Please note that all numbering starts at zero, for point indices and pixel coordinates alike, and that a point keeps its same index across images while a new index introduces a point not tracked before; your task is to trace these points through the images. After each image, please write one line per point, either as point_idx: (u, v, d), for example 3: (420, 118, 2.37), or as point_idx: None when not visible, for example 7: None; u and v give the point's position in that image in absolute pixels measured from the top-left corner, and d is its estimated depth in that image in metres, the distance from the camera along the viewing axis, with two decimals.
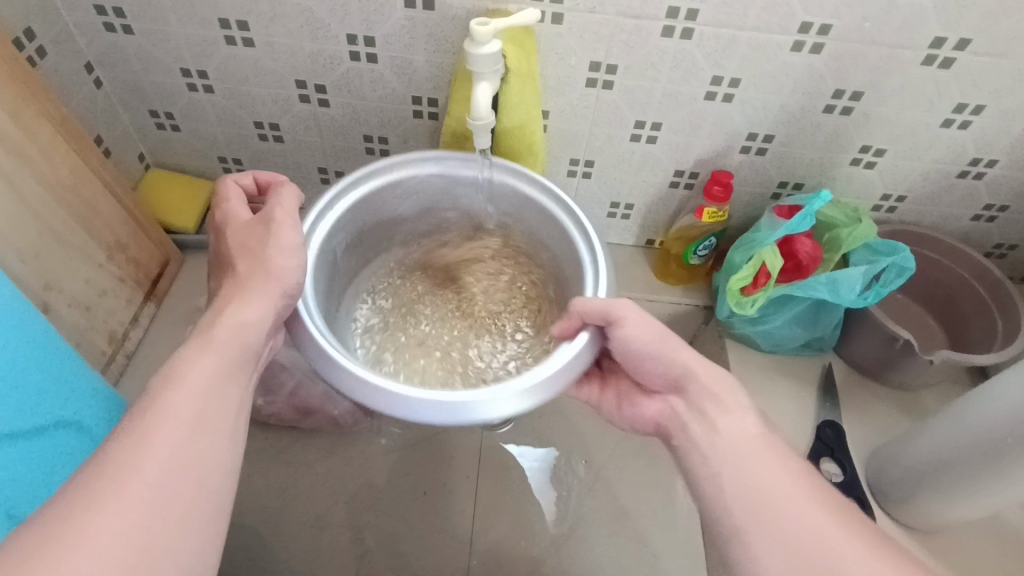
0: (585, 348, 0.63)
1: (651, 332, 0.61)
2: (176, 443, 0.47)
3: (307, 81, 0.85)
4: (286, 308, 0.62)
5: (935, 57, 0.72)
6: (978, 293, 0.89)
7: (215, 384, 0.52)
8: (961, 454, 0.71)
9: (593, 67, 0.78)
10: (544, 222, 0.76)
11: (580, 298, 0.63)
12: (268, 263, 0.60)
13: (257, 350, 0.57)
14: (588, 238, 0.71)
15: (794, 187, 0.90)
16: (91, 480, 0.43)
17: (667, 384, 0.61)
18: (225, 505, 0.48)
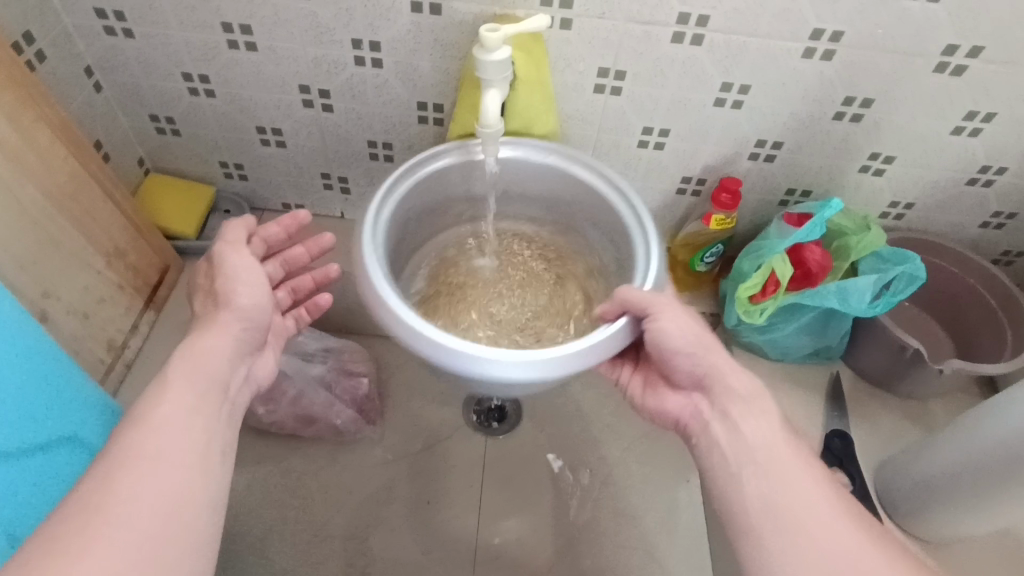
0: (621, 333, 0.62)
1: (686, 327, 0.61)
2: (147, 481, 0.46)
3: (310, 86, 0.84)
4: (251, 338, 0.61)
5: (947, 64, 0.71)
6: (986, 302, 0.89)
7: (182, 418, 0.51)
8: (973, 467, 0.70)
9: (601, 73, 0.77)
10: (588, 201, 0.76)
11: (628, 286, 0.63)
12: (231, 296, 0.60)
13: (225, 380, 0.56)
14: (636, 215, 0.71)
15: (802, 195, 0.90)
16: (63, 527, 0.43)
17: (693, 381, 0.61)
18: (209, 539, 0.48)
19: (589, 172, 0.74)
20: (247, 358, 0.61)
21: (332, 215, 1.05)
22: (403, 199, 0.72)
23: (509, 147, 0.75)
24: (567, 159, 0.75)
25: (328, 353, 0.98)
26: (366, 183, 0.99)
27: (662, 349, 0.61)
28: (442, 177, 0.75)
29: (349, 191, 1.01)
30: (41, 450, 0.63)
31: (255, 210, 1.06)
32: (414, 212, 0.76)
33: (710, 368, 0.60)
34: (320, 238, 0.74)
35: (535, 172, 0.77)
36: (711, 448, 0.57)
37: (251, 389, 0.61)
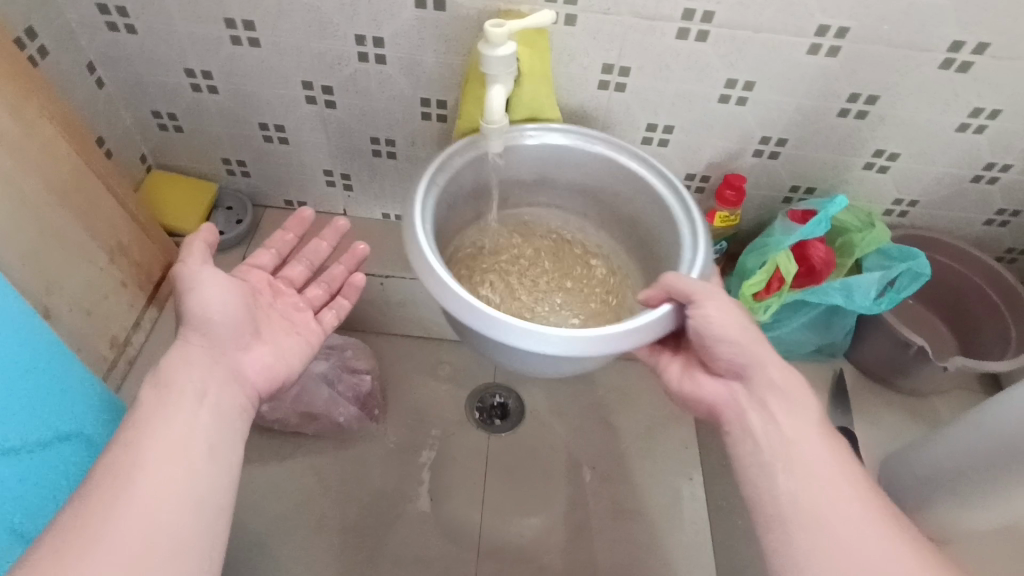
0: (663, 320, 0.61)
1: (730, 317, 0.59)
2: (119, 500, 0.46)
3: (313, 82, 0.84)
4: (234, 342, 0.59)
5: (953, 60, 0.71)
6: (990, 299, 0.89)
7: (153, 435, 0.50)
8: (977, 462, 0.70)
9: (605, 69, 0.76)
10: (622, 186, 0.76)
11: (672, 273, 0.61)
12: (189, 303, 0.57)
13: (199, 386, 0.54)
14: (682, 200, 0.71)
15: (806, 191, 0.89)
16: (66, 540, 0.44)
17: (731, 370, 0.61)
18: (196, 543, 0.47)
19: (642, 165, 0.74)
20: (229, 357, 0.59)
21: (334, 212, 1.05)
22: (447, 181, 0.70)
23: (554, 133, 0.75)
24: (613, 147, 0.74)
25: (331, 350, 0.99)
26: (369, 180, 0.99)
27: (708, 337, 0.60)
28: (478, 165, 0.74)
29: (352, 188, 1.01)
30: (46, 445, 0.63)
31: (258, 206, 1.06)
32: (454, 196, 0.74)
33: (755, 358, 0.59)
34: (338, 226, 0.74)
35: (582, 159, 0.76)
36: (744, 437, 0.58)
37: (244, 386, 0.58)
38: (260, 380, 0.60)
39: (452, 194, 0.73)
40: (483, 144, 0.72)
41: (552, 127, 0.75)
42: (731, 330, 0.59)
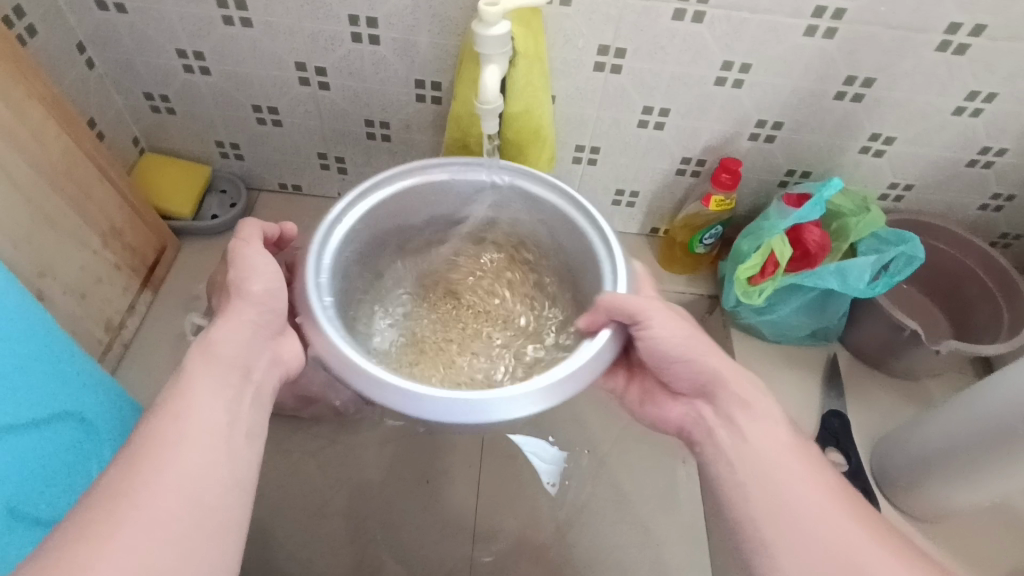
0: (606, 348, 0.62)
1: (677, 332, 0.61)
2: (161, 464, 0.46)
3: (306, 63, 0.83)
4: (271, 329, 0.59)
5: (949, 42, 0.71)
6: (983, 283, 0.89)
7: (202, 403, 0.51)
8: (968, 443, 0.70)
9: (601, 50, 0.76)
10: (561, 227, 0.73)
11: (610, 292, 0.63)
12: (243, 285, 0.58)
13: (244, 365, 0.55)
14: (607, 239, 0.68)
15: (802, 175, 0.89)
16: (104, 496, 0.44)
17: (694, 388, 0.62)
18: (230, 518, 0.48)
19: (571, 204, 0.71)
20: (271, 341, 0.59)
21: (329, 196, 1.05)
22: (370, 212, 0.70)
23: (506, 172, 0.73)
24: (529, 178, 0.72)
25: None
26: (364, 163, 0.98)
27: (659, 356, 0.62)
28: (417, 194, 0.73)
29: (346, 171, 1.00)
30: (48, 427, 0.63)
31: (253, 190, 1.05)
32: (384, 229, 0.75)
33: (712, 373, 0.60)
34: (290, 264, 0.68)
35: (506, 194, 0.74)
36: (716, 454, 0.58)
37: (280, 371, 0.59)
38: (292, 368, 0.61)
39: (391, 213, 0.74)
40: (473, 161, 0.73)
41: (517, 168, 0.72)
42: (679, 344, 0.61)
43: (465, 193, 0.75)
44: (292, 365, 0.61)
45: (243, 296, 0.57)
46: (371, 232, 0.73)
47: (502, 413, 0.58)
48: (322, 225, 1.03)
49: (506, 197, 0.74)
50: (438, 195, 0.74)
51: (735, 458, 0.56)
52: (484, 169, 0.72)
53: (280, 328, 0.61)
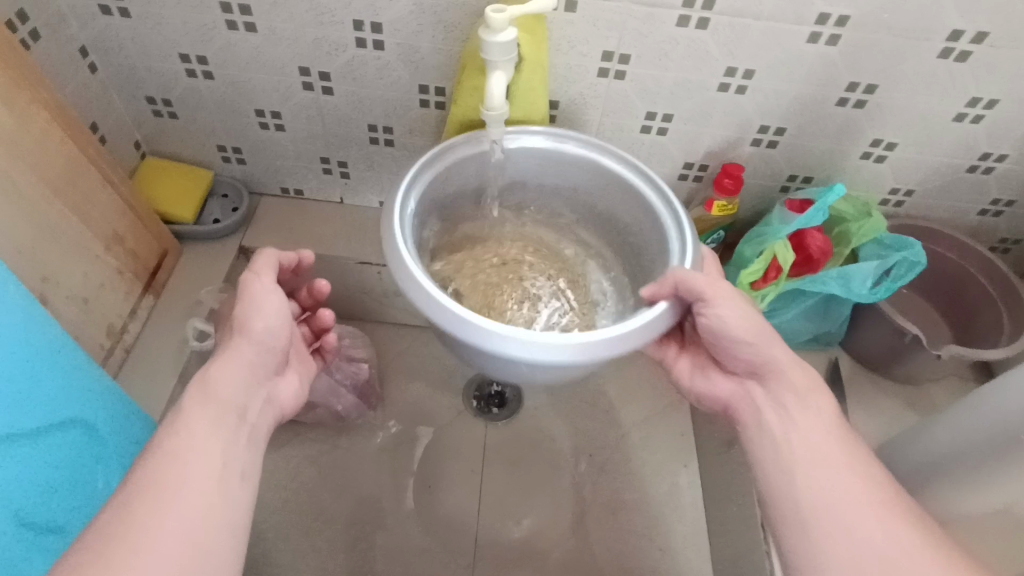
0: (662, 317, 0.61)
1: (743, 318, 0.60)
2: (160, 510, 0.46)
3: (310, 68, 0.83)
4: (266, 370, 0.59)
5: (951, 49, 0.71)
6: (984, 288, 0.90)
7: (203, 445, 0.51)
8: (973, 448, 0.70)
9: (605, 56, 0.76)
10: (622, 200, 0.75)
11: (684, 269, 0.62)
12: (248, 323, 0.57)
13: (243, 405, 0.55)
14: (677, 216, 0.69)
15: (803, 181, 0.90)
16: (103, 544, 0.44)
17: (748, 371, 0.62)
18: (229, 563, 0.48)
19: (622, 165, 0.73)
20: (266, 380, 0.60)
21: (332, 200, 1.05)
22: (432, 183, 0.71)
23: (539, 135, 0.74)
24: (589, 146, 0.74)
25: None
26: (366, 168, 0.98)
27: (723, 336, 0.61)
28: (463, 165, 0.73)
29: (348, 176, 1.00)
30: (56, 434, 0.63)
31: (254, 195, 1.05)
32: (440, 202, 0.75)
33: (773, 359, 0.60)
34: (315, 284, 0.69)
35: (563, 163, 0.75)
36: (762, 436, 0.58)
37: (273, 412, 0.60)
38: (284, 408, 0.62)
39: (458, 174, 0.74)
40: (485, 142, 0.72)
41: (545, 129, 0.74)
42: (746, 322, 0.60)
43: (508, 162, 0.75)
44: (283, 401, 0.62)
45: (246, 335, 0.57)
46: (430, 205, 0.74)
47: (516, 351, 0.58)
48: (324, 229, 1.02)
49: (546, 164, 0.76)
50: (484, 163, 0.75)
51: (786, 446, 0.56)
52: (488, 144, 0.72)
53: (277, 369, 0.61)
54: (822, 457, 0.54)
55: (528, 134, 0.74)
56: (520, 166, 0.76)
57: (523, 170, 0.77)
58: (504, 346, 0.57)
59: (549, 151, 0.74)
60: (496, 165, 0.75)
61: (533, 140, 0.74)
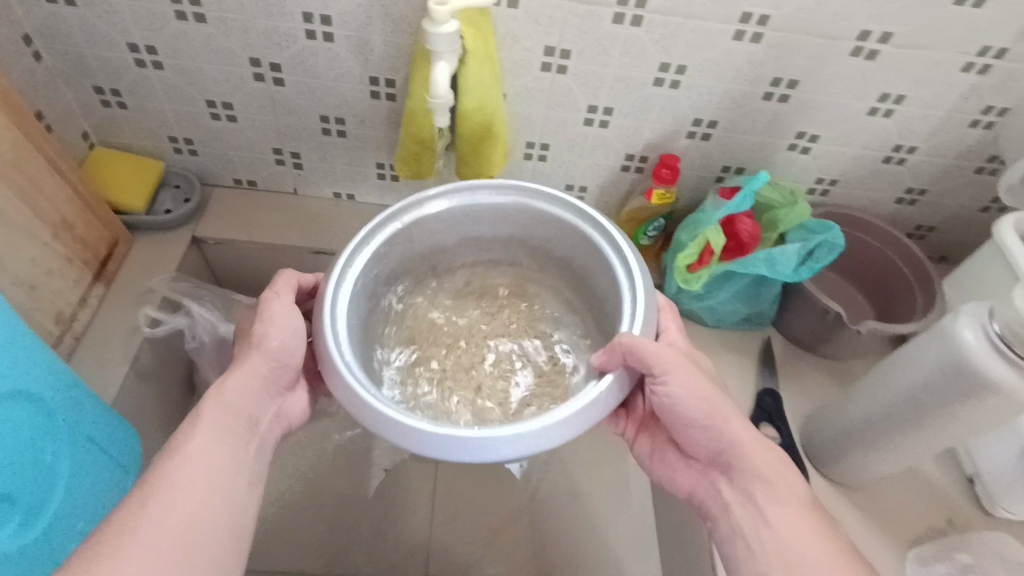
0: (610, 389, 0.63)
1: (696, 392, 0.63)
2: (161, 505, 0.54)
3: (261, 59, 0.85)
4: (278, 380, 0.65)
5: (862, 48, 0.77)
6: (901, 272, 0.96)
7: (211, 445, 0.59)
8: (884, 413, 0.77)
9: (547, 51, 0.80)
10: (571, 242, 0.76)
11: (630, 334, 0.63)
12: (264, 338, 0.63)
13: (249, 414, 0.63)
14: (625, 260, 0.70)
15: (737, 171, 0.95)
16: (106, 532, 0.52)
17: (709, 456, 0.65)
18: (217, 558, 0.55)
19: (571, 213, 0.74)
20: (278, 394, 0.66)
21: (285, 191, 1.06)
22: (378, 253, 0.73)
23: (465, 189, 0.75)
24: (535, 195, 0.75)
25: None
26: (319, 159, 0.99)
27: (679, 415, 0.64)
28: (427, 224, 0.76)
29: (301, 167, 1.01)
30: (9, 408, 0.63)
31: (206, 186, 1.05)
32: (394, 266, 0.77)
33: (730, 440, 0.62)
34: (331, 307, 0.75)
35: (506, 216, 0.77)
36: (729, 527, 0.61)
37: (279, 423, 0.67)
38: (293, 421, 0.69)
39: (410, 237, 0.76)
40: (429, 195, 0.73)
41: (489, 185, 0.74)
42: (695, 400, 0.63)
43: (458, 219, 0.77)
44: (292, 417, 0.69)
45: (259, 353, 0.63)
46: (384, 269, 0.76)
47: (488, 454, 0.58)
48: (277, 220, 1.04)
49: (494, 216, 0.77)
50: (435, 225, 0.76)
51: (747, 531, 0.60)
52: (440, 195, 0.74)
53: (288, 383, 0.67)
54: (773, 518, 0.59)
55: (459, 191, 0.74)
56: (468, 221, 0.78)
57: (478, 221, 0.78)
58: (477, 453, 0.58)
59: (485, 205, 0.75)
60: (447, 223, 0.77)
61: (476, 196, 0.75)
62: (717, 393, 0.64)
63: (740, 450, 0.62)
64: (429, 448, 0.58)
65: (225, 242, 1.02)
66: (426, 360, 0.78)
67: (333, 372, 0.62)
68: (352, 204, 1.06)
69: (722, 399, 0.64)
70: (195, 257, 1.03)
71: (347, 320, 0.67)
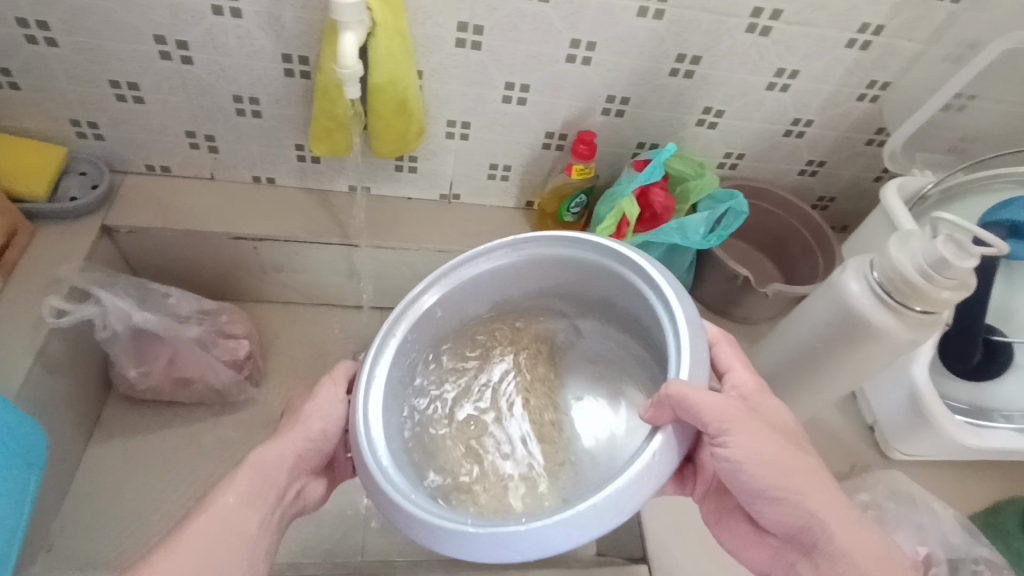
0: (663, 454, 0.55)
1: (761, 457, 0.57)
2: (184, 556, 0.55)
3: (166, 36, 0.82)
4: (315, 455, 0.67)
5: (756, 25, 0.83)
6: (804, 238, 1.03)
7: (235, 514, 0.59)
8: (786, 366, 0.84)
9: (460, 28, 0.82)
10: (610, 287, 0.69)
11: (680, 380, 0.55)
12: (310, 419, 0.66)
13: (279, 490, 0.63)
14: (663, 293, 0.63)
15: (651, 147, 1.00)
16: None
17: (787, 532, 0.59)
18: None
19: (606, 255, 0.67)
20: (307, 473, 0.68)
21: (202, 176, 1.02)
22: (406, 339, 0.69)
23: (488, 255, 0.71)
24: (553, 243, 0.70)
25: (204, 316, 0.98)
26: (235, 142, 0.97)
27: (750, 487, 0.58)
28: (454, 296, 0.72)
29: (217, 151, 0.98)
30: None
31: (115, 172, 1.01)
32: (429, 344, 0.73)
33: (811, 513, 0.56)
34: None
35: (533, 271, 0.72)
36: None
37: (299, 505, 0.67)
38: (307, 506, 0.68)
39: (441, 318, 0.72)
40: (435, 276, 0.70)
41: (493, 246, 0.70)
42: (762, 466, 0.57)
43: (486, 285, 0.73)
44: (308, 505, 0.68)
45: (303, 426, 0.66)
46: (421, 350, 0.72)
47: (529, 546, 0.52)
48: (192, 205, 1.00)
49: (519, 274, 0.73)
50: (462, 295, 0.72)
51: None
52: (457, 270, 0.71)
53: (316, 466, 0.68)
54: None
55: (481, 259, 0.71)
56: (496, 283, 0.73)
57: (509, 283, 0.73)
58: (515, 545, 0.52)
59: (510, 264, 0.71)
60: (477, 292, 0.73)
61: (496, 261, 0.71)
62: (794, 457, 0.57)
63: (823, 526, 0.56)
64: (469, 550, 0.54)
65: (139, 231, 0.97)
66: (471, 431, 0.70)
67: (373, 489, 0.58)
68: (273, 187, 1.04)
69: (797, 463, 0.57)
70: (107, 247, 0.97)
71: (382, 421, 0.64)
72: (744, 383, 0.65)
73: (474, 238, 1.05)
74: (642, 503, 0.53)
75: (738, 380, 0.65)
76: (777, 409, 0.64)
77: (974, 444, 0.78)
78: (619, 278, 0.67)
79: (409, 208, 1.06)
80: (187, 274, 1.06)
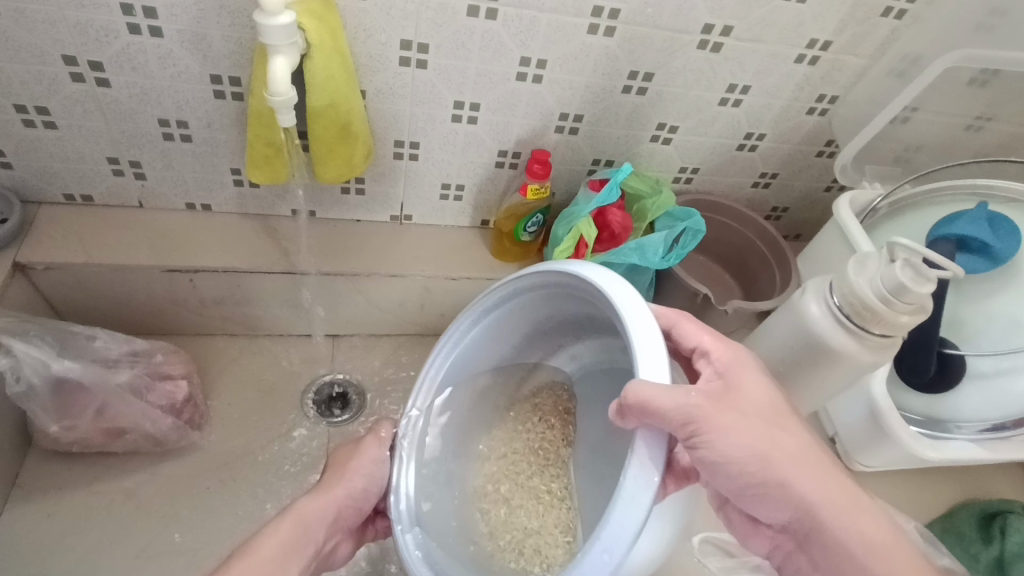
0: (649, 450, 0.52)
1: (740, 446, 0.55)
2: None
3: (77, 57, 0.75)
4: (350, 512, 0.71)
5: (707, 41, 0.81)
6: (760, 251, 1.03)
7: (279, 558, 0.62)
8: None
9: (404, 46, 0.77)
10: (574, 304, 0.69)
11: (638, 383, 0.52)
12: (352, 477, 0.71)
13: (316, 544, 0.66)
14: (595, 286, 0.61)
15: (607, 164, 0.97)
16: None
17: (781, 520, 0.57)
18: None
19: (539, 277, 0.68)
20: (342, 531, 0.71)
21: (128, 205, 0.94)
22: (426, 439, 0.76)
23: (463, 334, 0.76)
24: (503, 294, 0.73)
25: (136, 358, 0.90)
26: (165, 169, 0.89)
27: (739, 482, 0.56)
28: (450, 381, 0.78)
29: (144, 178, 0.90)
30: None
31: (29, 204, 0.92)
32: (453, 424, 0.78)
33: (798, 501, 0.55)
34: None
35: (509, 325, 0.76)
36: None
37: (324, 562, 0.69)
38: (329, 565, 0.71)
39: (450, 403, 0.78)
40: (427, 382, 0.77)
41: (460, 325, 0.76)
42: (739, 459, 0.55)
43: (476, 359, 0.78)
44: (335, 561, 0.72)
45: (346, 485, 0.70)
46: (440, 431, 0.77)
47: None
48: (118, 238, 0.91)
49: (500, 334, 0.77)
50: (457, 374, 0.78)
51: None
52: (439, 361, 0.77)
53: (350, 526, 0.72)
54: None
55: (458, 339, 0.76)
56: (486, 352, 0.78)
57: (497, 347, 0.78)
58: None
59: (482, 333, 0.76)
60: (470, 362, 0.78)
61: (470, 335, 0.76)
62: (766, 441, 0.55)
63: (814, 513, 0.55)
64: None
65: (59, 267, 0.88)
66: (506, 485, 0.75)
67: None
68: (210, 214, 0.96)
69: (777, 449, 0.55)
70: (22, 287, 0.88)
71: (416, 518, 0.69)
72: (718, 356, 0.61)
73: (429, 262, 1.00)
74: (640, 526, 0.48)
75: (711, 354, 0.61)
76: (755, 382, 0.59)
77: (931, 455, 0.79)
78: (571, 293, 0.67)
79: (358, 231, 1.00)
80: (117, 309, 0.97)
